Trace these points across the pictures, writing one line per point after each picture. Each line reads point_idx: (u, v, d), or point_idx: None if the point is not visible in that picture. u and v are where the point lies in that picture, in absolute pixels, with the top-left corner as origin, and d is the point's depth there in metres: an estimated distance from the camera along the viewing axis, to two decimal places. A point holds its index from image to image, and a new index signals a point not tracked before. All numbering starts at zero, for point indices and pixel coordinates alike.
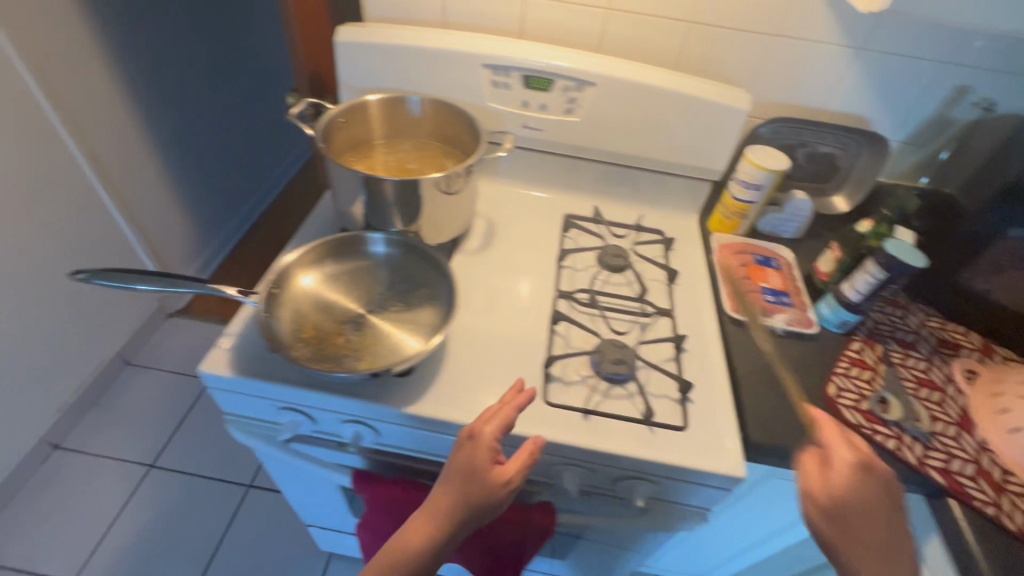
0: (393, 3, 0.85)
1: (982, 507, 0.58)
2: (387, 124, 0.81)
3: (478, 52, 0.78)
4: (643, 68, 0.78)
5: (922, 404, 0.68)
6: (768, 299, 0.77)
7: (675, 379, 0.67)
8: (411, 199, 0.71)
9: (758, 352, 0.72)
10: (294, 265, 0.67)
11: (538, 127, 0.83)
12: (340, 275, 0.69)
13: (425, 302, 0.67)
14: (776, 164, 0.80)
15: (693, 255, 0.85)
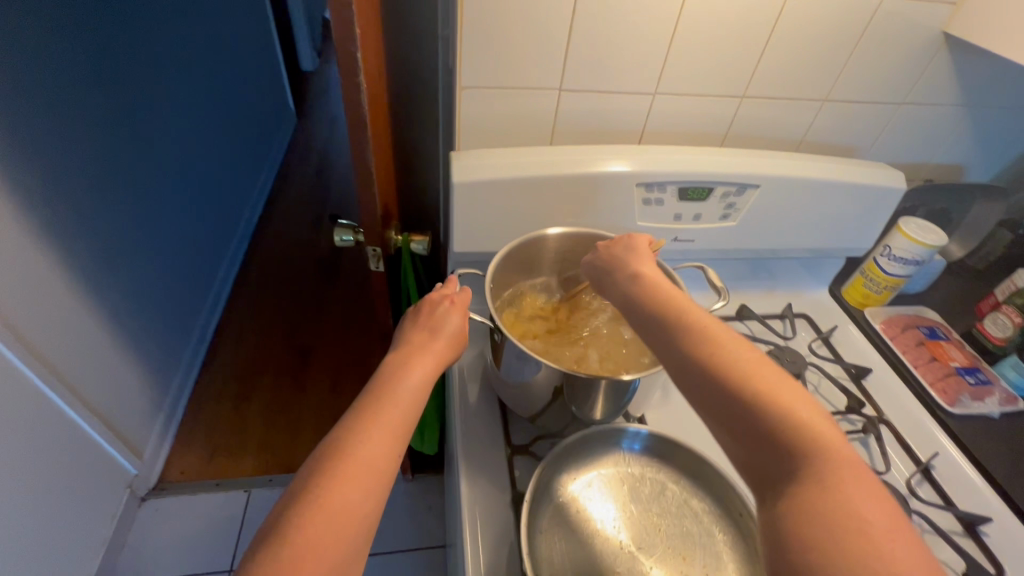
0: (496, 121, 0.69)
1: None
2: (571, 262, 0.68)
3: (633, 172, 0.66)
4: (799, 161, 0.72)
5: None
6: (970, 380, 0.73)
7: (951, 510, 0.60)
8: (626, 387, 0.56)
9: (993, 446, 0.68)
10: (528, 503, 0.51)
11: (690, 239, 0.73)
12: (582, 500, 0.54)
13: (699, 514, 0.54)
14: (934, 238, 0.76)
15: (854, 341, 0.80)
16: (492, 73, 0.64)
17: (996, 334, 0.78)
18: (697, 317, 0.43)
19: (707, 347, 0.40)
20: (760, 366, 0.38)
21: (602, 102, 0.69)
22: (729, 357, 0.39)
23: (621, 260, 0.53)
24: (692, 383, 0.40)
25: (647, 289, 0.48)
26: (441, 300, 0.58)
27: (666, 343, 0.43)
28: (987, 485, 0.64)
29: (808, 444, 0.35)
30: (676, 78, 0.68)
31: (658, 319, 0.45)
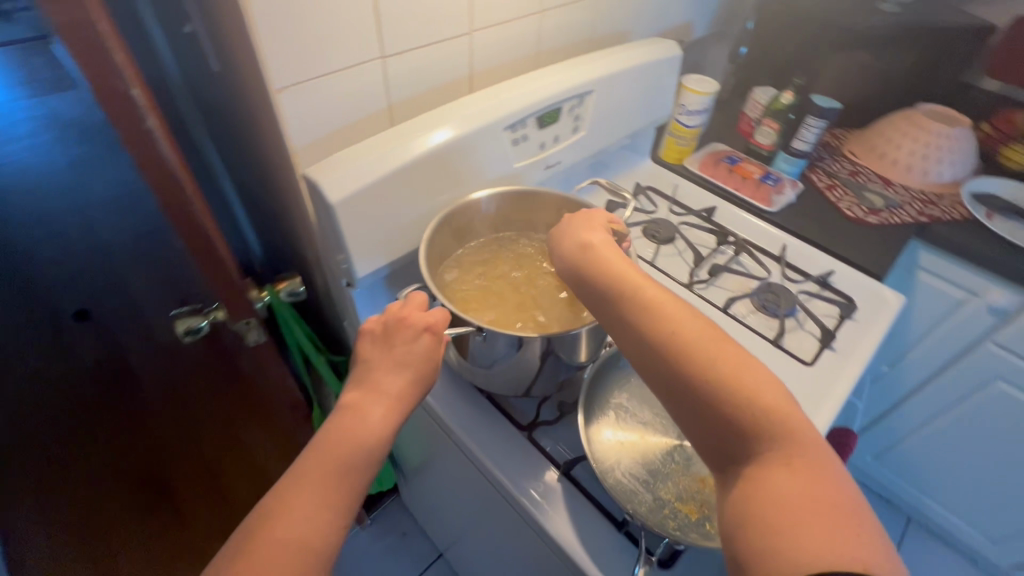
0: (328, 117, 0.58)
1: (945, 217, 0.94)
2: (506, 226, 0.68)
3: (496, 117, 0.63)
4: (607, 57, 0.77)
5: (869, 185, 1.00)
6: (770, 182, 0.95)
7: (811, 278, 0.80)
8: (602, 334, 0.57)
9: (804, 222, 0.90)
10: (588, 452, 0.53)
11: (558, 161, 0.75)
12: (623, 431, 0.57)
13: None
14: (708, 86, 0.92)
15: (691, 189, 0.95)
16: (307, 60, 0.52)
17: (764, 143, 1.00)
18: (653, 299, 0.43)
19: (658, 330, 0.41)
20: (712, 346, 0.39)
21: (428, 58, 0.63)
22: (677, 338, 0.40)
23: (575, 234, 0.52)
24: (647, 366, 0.41)
25: (604, 267, 0.47)
26: (409, 317, 0.51)
27: (624, 329, 0.43)
28: (817, 249, 0.85)
29: (746, 417, 0.36)
30: (486, 11, 0.65)
31: (613, 304, 0.45)
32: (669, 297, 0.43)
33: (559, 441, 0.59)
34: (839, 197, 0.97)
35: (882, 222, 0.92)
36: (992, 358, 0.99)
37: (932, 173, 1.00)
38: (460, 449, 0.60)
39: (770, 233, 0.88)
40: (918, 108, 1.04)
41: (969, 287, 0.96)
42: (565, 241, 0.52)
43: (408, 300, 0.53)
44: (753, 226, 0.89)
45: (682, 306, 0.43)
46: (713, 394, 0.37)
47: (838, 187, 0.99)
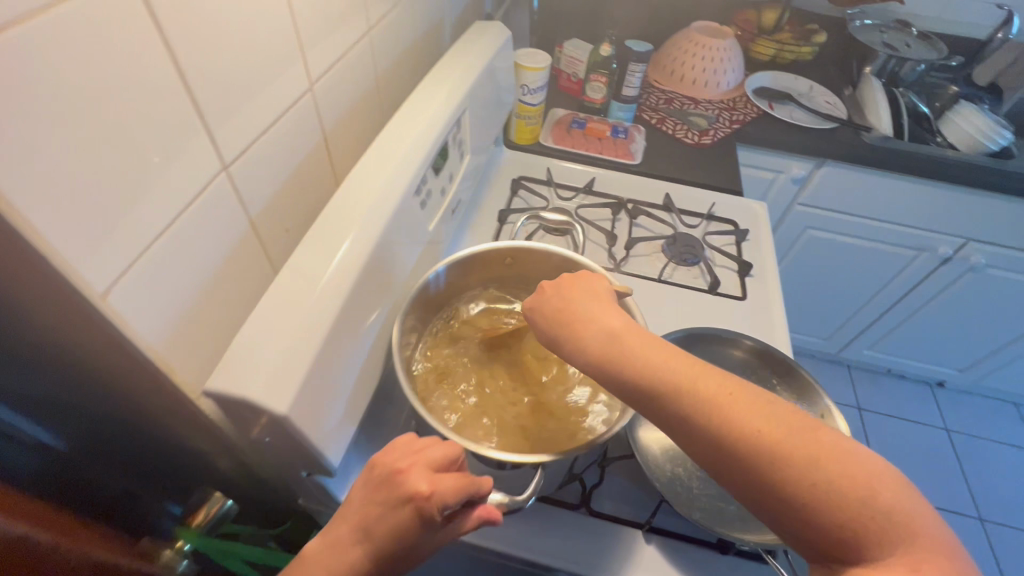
0: (187, 285, 0.38)
1: (748, 118, 1.09)
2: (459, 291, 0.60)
3: (402, 190, 0.50)
4: (455, 64, 0.66)
5: (685, 109, 1.10)
6: (622, 135, 0.98)
7: (698, 216, 0.86)
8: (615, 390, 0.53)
9: (664, 162, 0.96)
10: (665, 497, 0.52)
11: (456, 200, 0.65)
12: (676, 461, 0.56)
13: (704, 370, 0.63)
14: (541, 59, 0.86)
15: (559, 166, 0.92)
16: (127, 231, 0.32)
17: (597, 97, 1.01)
18: (714, 394, 0.37)
19: (726, 434, 0.36)
20: (792, 445, 0.34)
21: (276, 143, 0.46)
22: (748, 442, 0.35)
23: (596, 331, 0.44)
24: (720, 469, 0.37)
25: (646, 369, 0.40)
26: (401, 474, 0.36)
27: (687, 434, 0.38)
28: (688, 185, 0.92)
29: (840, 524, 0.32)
30: (318, 54, 0.49)
31: (669, 410, 0.38)
32: (731, 384, 0.38)
33: (617, 496, 0.55)
34: (673, 126, 1.04)
35: (713, 140, 1.01)
36: (801, 215, 1.24)
37: (724, 82, 1.13)
38: (527, 567, 0.52)
39: (647, 184, 0.91)
40: (693, 26, 1.15)
41: (776, 168, 1.15)
42: (589, 333, 0.44)
43: (433, 451, 0.38)
44: (630, 182, 0.91)
45: (748, 392, 0.38)
46: (802, 501, 0.33)
47: (667, 118, 1.06)
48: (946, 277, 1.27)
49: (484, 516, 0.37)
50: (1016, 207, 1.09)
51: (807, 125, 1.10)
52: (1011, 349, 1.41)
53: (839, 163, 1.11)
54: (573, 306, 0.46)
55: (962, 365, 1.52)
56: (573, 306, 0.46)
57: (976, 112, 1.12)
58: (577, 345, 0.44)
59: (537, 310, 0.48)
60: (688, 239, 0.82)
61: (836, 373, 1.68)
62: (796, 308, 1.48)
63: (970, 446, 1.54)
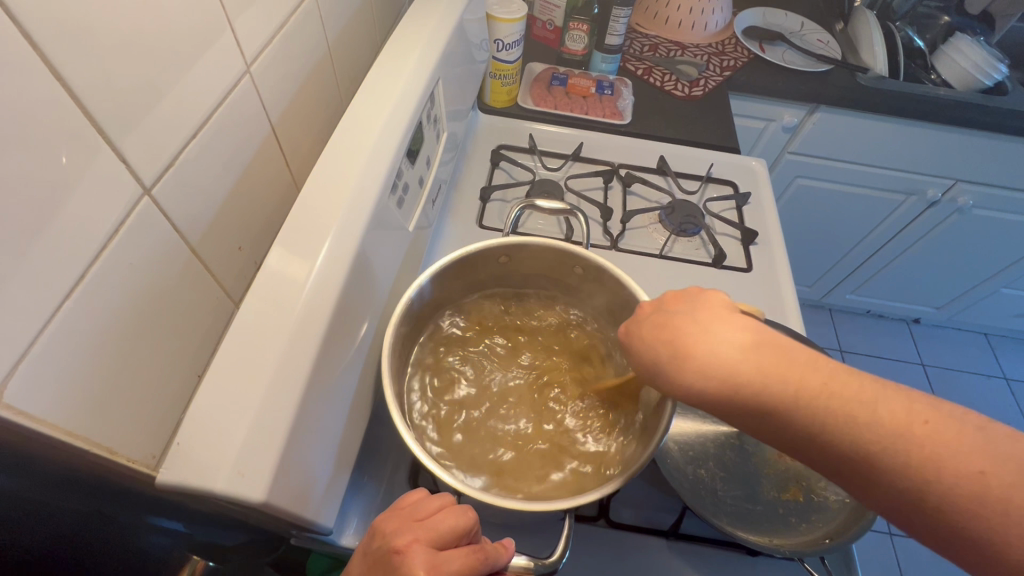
0: (117, 347, 0.31)
1: (739, 63, 1.01)
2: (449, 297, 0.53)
3: (375, 189, 0.42)
4: (419, 25, 0.56)
5: (672, 56, 1.00)
6: (608, 91, 0.88)
7: (695, 179, 0.80)
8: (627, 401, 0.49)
9: (654, 120, 0.87)
10: (691, 506, 0.49)
11: (435, 187, 0.57)
12: (701, 465, 0.52)
13: None
14: (517, 7, 0.75)
15: (542, 132, 0.83)
16: (14, 298, 0.25)
17: (577, 49, 0.91)
18: (899, 419, 0.31)
19: (914, 471, 0.30)
20: (1018, 486, 0.28)
21: (210, 148, 0.37)
22: (947, 474, 0.29)
23: (721, 347, 0.35)
24: (892, 506, 0.31)
25: (798, 393, 0.33)
26: (397, 556, 0.31)
27: (845, 462, 0.32)
28: (682, 144, 0.84)
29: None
30: (252, 28, 0.39)
31: (822, 437, 0.32)
32: (919, 407, 0.31)
33: (635, 502, 0.52)
34: (661, 78, 0.95)
35: (705, 91, 0.94)
36: (792, 164, 1.18)
37: (712, 23, 1.04)
38: None
39: (640, 146, 0.83)
40: None
41: (767, 117, 1.08)
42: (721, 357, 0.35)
43: (439, 524, 0.33)
44: (620, 145, 0.83)
45: (931, 412, 0.31)
46: (1015, 548, 0.27)
47: (653, 69, 0.96)
48: (933, 219, 1.25)
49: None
50: (1008, 144, 1.06)
51: (800, 68, 1.02)
52: (989, 285, 1.43)
53: (833, 109, 1.05)
54: (692, 322, 0.37)
55: (941, 303, 1.54)
56: (694, 320, 0.37)
57: (973, 44, 1.06)
58: (698, 373, 0.35)
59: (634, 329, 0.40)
60: (689, 206, 0.75)
61: (820, 317, 1.69)
62: (792, 253, 1.45)
63: (945, 378, 1.60)
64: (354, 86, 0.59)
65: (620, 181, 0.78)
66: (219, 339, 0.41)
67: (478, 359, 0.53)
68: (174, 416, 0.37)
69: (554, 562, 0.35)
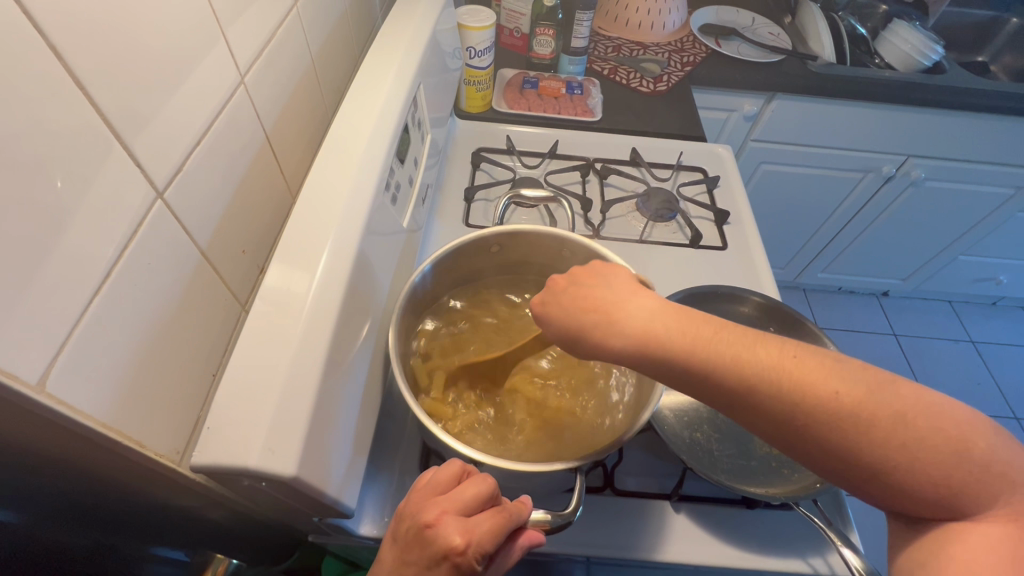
0: (140, 343, 0.33)
1: (699, 58, 1.06)
2: (437, 292, 0.54)
3: (371, 188, 0.45)
4: (399, 36, 0.59)
5: (634, 55, 1.05)
6: (577, 91, 0.93)
7: (668, 168, 0.84)
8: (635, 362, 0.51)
9: (623, 115, 0.92)
10: (692, 467, 0.51)
11: (424, 189, 0.60)
12: (696, 429, 0.55)
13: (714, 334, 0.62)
14: (485, 17, 0.79)
15: (518, 132, 0.87)
16: (46, 292, 0.27)
17: (545, 53, 0.95)
18: (775, 357, 0.35)
19: (803, 402, 0.33)
20: (872, 403, 0.32)
21: (212, 155, 0.39)
22: (835, 410, 0.32)
23: (626, 307, 0.38)
24: (787, 437, 0.34)
25: (689, 342, 0.36)
26: (430, 530, 0.32)
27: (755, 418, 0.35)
28: (652, 136, 0.88)
29: (936, 490, 0.31)
30: (244, 41, 0.42)
31: (747, 396, 0.34)
32: (788, 346, 0.35)
33: (637, 470, 0.55)
34: (626, 76, 0.99)
35: (668, 85, 0.98)
36: (756, 150, 1.24)
37: (670, 22, 1.09)
38: (557, 557, 0.51)
39: (612, 140, 0.87)
40: None
41: (729, 107, 1.14)
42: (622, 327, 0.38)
43: (464, 492, 0.34)
44: (594, 140, 0.87)
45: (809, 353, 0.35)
46: (893, 464, 0.31)
47: (618, 68, 1.01)
48: (890, 194, 1.32)
49: (529, 542, 0.35)
50: (951, 118, 1.13)
51: (754, 59, 1.08)
52: (949, 253, 1.51)
53: (788, 96, 1.11)
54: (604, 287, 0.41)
55: (906, 274, 1.62)
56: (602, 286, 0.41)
57: (909, 28, 1.14)
58: (600, 332, 0.38)
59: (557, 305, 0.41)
60: (663, 193, 0.79)
61: (796, 298, 1.76)
62: (764, 237, 1.50)
63: (918, 346, 1.67)
64: (337, 98, 0.62)
65: (596, 174, 0.82)
66: (231, 340, 0.43)
67: (468, 345, 0.54)
68: (193, 414, 0.39)
69: (570, 514, 0.38)
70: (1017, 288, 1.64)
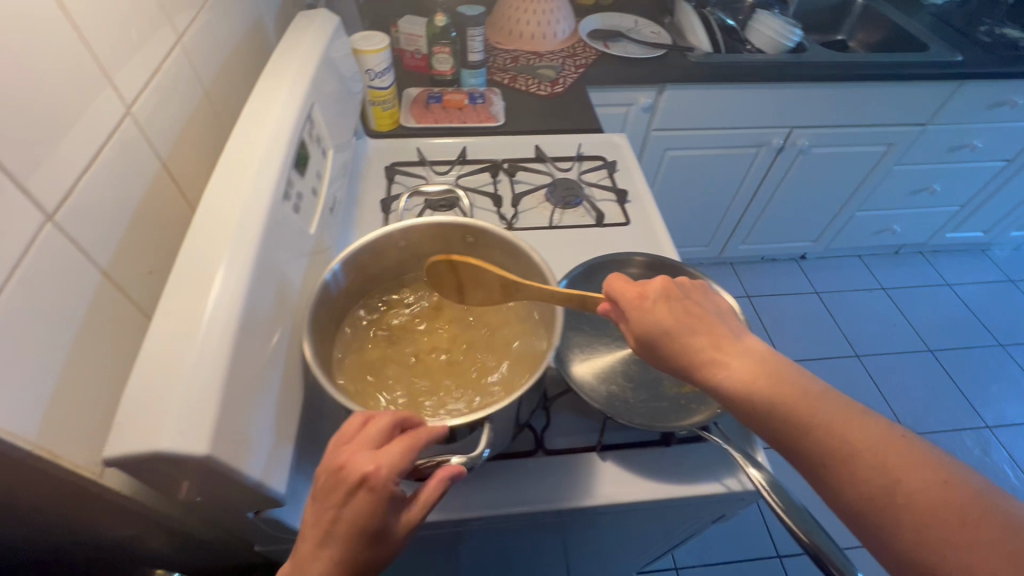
0: (46, 359, 0.35)
1: (590, 61, 1.15)
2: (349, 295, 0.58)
3: (271, 194, 0.47)
4: (291, 60, 0.63)
5: (531, 63, 1.13)
6: (479, 100, 0.99)
7: (570, 160, 0.91)
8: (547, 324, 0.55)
9: (526, 118, 0.98)
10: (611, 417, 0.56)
11: (332, 198, 0.62)
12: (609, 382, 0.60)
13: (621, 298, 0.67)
14: (379, 40, 0.84)
15: (428, 143, 0.91)
16: None
17: (445, 69, 1.01)
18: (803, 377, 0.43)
19: (810, 402, 0.41)
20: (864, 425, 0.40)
21: (104, 180, 0.41)
22: (831, 414, 0.40)
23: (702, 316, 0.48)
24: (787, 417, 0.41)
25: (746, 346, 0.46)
26: (343, 468, 0.36)
27: (815, 453, 0.39)
28: (553, 134, 0.95)
29: (894, 494, 0.36)
30: (127, 75, 0.44)
31: (764, 384, 0.42)
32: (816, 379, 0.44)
33: (564, 430, 0.59)
34: (525, 83, 1.06)
35: (564, 87, 1.07)
36: (659, 139, 1.34)
37: (560, 31, 1.18)
38: (501, 521, 0.54)
39: (517, 141, 0.93)
40: None
41: (627, 102, 1.24)
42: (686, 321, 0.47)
43: (369, 435, 0.38)
44: (500, 143, 0.93)
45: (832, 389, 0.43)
46: (898, 488, 0.36)
47: (517, 77, 1.08)
48: (784, 164, 1.46)
49: (447, 474, 0.38)
50: (821, 90, 1.27)
51: (640, 56, 1.18)
52: (847, 211, 1.66)
53: (677, 86, 1.22)
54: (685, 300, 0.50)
55: (816, 235, 1.77)
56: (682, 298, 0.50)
57: (771, 17, 1.28)
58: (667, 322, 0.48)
59: (661, 321, 0.47)
60: (567, 183, 0.85)
61: (724, 272, 1.88)
62: (683, 218, 1.61)
63: (837, 299, 1.81)
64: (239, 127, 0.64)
65: (504, 173, 0.87)
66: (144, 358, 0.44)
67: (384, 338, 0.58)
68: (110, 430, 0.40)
69: (480, 455, 0.41)
70: (912, 235, 1.82)
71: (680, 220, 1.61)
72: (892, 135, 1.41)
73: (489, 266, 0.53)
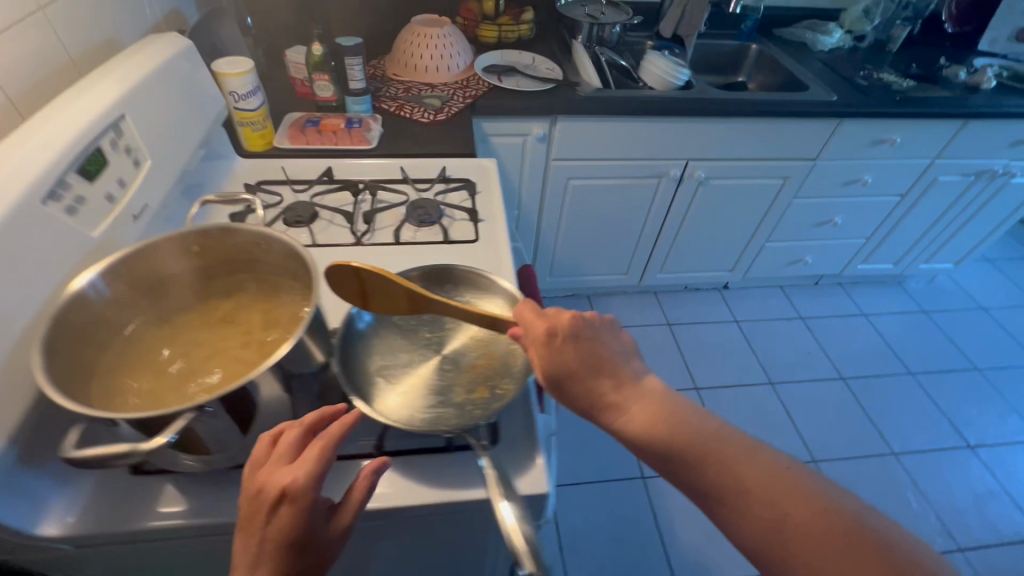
0: None
1: (481, 93, 1.21)
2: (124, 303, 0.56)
3: (24, 193, 0.48)
4: (113, 74, 0.65)
5: (421, 93, 1.18)
6: (356, 125, 1.03)
7: (434, 181, 0.94)
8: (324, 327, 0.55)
9: (400, 142, 1.02)
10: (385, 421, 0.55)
11: (142, 205, 0.63)
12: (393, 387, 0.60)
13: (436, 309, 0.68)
14: (243, 64, 0.88)
15: (296, 163, 0.94)
16: None
17: (328, 96, 1.06)
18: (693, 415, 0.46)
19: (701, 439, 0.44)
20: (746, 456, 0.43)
21: None
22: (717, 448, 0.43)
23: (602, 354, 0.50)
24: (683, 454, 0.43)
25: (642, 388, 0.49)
26: (262, 488, 0.42)
27: (719, 490, 0.42)
28: (424, 157, 0.99)
29: (781, 519, 0.39)
30: None
31: (659, 420, 0.45)
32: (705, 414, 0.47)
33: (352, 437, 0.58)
34: (409, 111, 1.11)
35: (447, 116, 1.11)
36: (559, 169, 1.40)
37: (454, 65, 1.24)
38: None
39: (385, 164, 0.96)
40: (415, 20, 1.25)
41: (521, 132, 1.29)
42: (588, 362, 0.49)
43: (283, 449, 0.44)
44: (368, 165, 0.96)
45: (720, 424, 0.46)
46: (783, 511, 0.39)
47: (404, 105, 1.13)
48: (686, 195, 1.52)
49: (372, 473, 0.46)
50: (709, 125, 1.34)
51: (530, 90, 1.24)
52: (757, 241, 1.72)
53: (568, 118, 1.28)
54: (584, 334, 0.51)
55: (731, 265, 1.82)
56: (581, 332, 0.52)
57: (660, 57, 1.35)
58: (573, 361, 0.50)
59: (567, 356, 0.49)
60: (421, 202, 0.88)
61: (647, 301, 1.91)
62: (596, 247, 1.65)
63: (756, 328, 1.85)
64: None
65: (363, 193, 0.90)
66: None
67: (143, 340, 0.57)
68: None
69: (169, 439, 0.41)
70: (825, 266, 1.88)
71: (592, 248, 1.65)
72: (784, 169, 1.49)
73: (396, 278, 0.55)
